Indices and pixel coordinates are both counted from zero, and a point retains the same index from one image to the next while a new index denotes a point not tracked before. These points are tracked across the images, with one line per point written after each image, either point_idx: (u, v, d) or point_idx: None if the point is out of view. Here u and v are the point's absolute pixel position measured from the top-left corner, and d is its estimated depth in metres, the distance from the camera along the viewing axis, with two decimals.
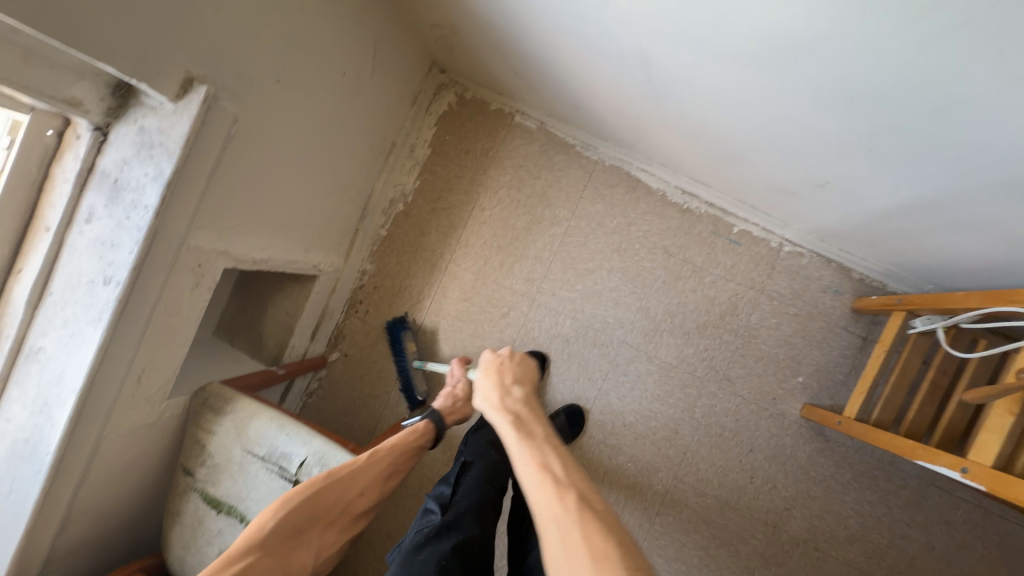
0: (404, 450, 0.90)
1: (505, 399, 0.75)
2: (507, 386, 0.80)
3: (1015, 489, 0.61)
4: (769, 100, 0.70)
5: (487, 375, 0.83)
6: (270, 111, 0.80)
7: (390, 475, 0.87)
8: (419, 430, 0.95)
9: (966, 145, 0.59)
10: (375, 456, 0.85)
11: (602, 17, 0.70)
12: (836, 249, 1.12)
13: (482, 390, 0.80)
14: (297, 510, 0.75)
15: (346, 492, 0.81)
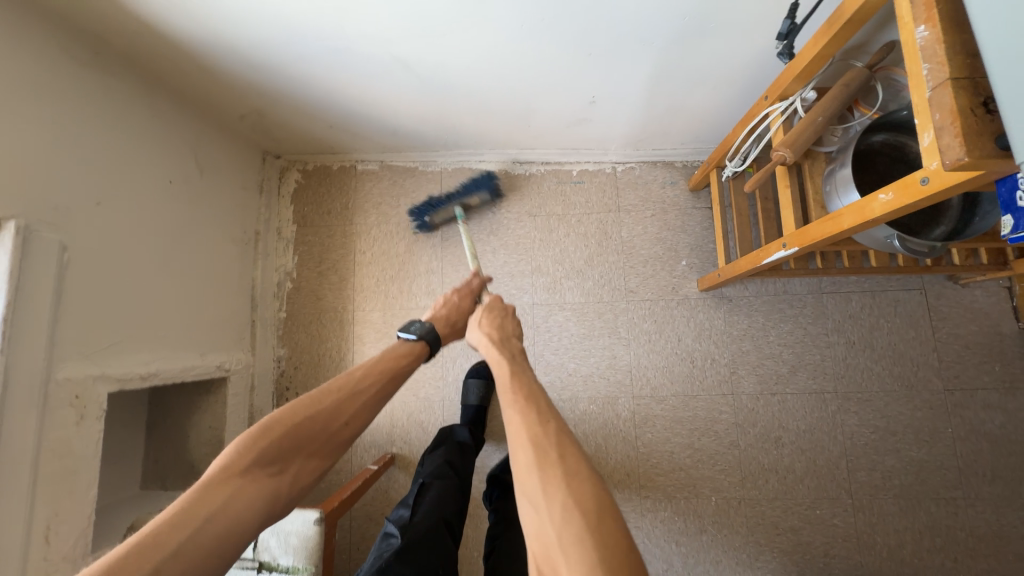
0: (393, 363, 0.76)
1: (502, 341, 0.75)
2: (507, 332, 0.78)
3: (810, 234, 0.75)
4: (502, 49, 0.86)
5: (490, 317, 0.81)
6: (104, 231, 0.85)
7: (382, 394, 0.74)
8: (413, 347, 0.80)
9: (636, 15, 0.77)
10: (360, 376, 0.72)
11: (348, 41, 0.84)
12: (652, 151, 1.32)
13: (479, 325, 0.80)
14: (278, 435, 0.63)
15: (334, 413, 0.68)
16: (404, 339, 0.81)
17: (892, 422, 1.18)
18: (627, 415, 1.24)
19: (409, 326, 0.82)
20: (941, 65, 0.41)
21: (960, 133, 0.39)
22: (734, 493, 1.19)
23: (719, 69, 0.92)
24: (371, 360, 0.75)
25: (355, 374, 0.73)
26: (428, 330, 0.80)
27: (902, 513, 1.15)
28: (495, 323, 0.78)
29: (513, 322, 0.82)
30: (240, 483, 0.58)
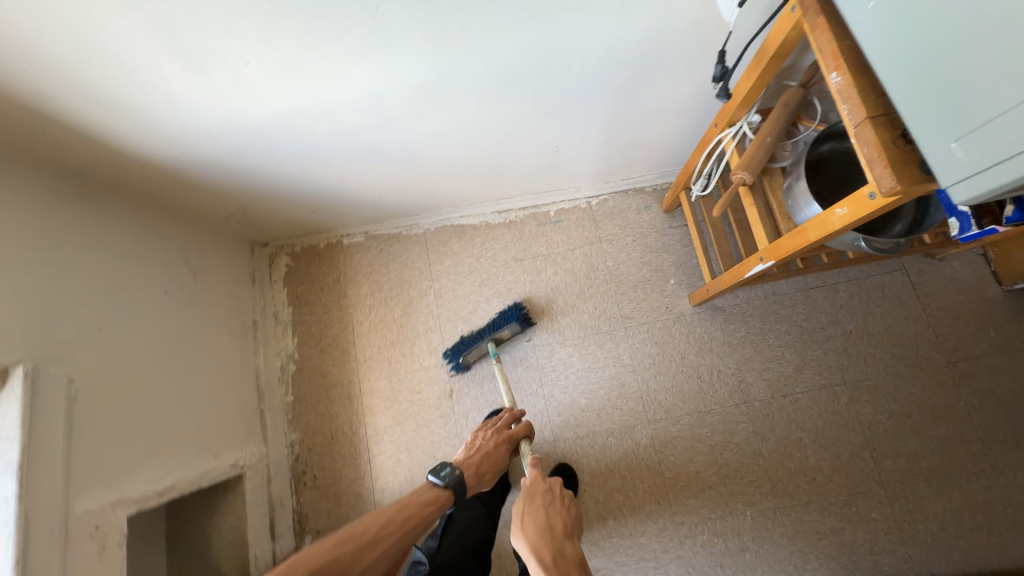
0: (416, 510, 0.88)
1: (556, 559, 0.72)
2: (558, 536, 0.77)
3: (783, 247, 0.79)
4: (464, 122, 0.92)
5: (534, 510, 0.80)
6: (107, 355, 0.87)
7: (397, 541, 0.84)
8: (439, 495, 0.92)
9: (582, 78, 0.83)
10: (382, 525, 0.84)
11: (320, 140, 0.89)
12: (622, 181, 1.38)
13: (526, 528, 0.77)
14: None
15: (353, 562, 0.79)
16: (433, 485, 0.94)
17: (906, 404, 1.19)
18: (647, 441, 1.24)
19: (438, 472, 0.95)
20: (858, 105, 0.48)
21: (887, 165, 0.46)
22: (767, 504, 1.17)
23: (669, 105, 0.98)
24: (397, 506, 0.87)
25: (379, 520, 0.84)
26: (458, 479, 0.93)
27: (937, 495, 1.14)
28: (542, 524, 0.77)
29: (570, 514, 0.83)
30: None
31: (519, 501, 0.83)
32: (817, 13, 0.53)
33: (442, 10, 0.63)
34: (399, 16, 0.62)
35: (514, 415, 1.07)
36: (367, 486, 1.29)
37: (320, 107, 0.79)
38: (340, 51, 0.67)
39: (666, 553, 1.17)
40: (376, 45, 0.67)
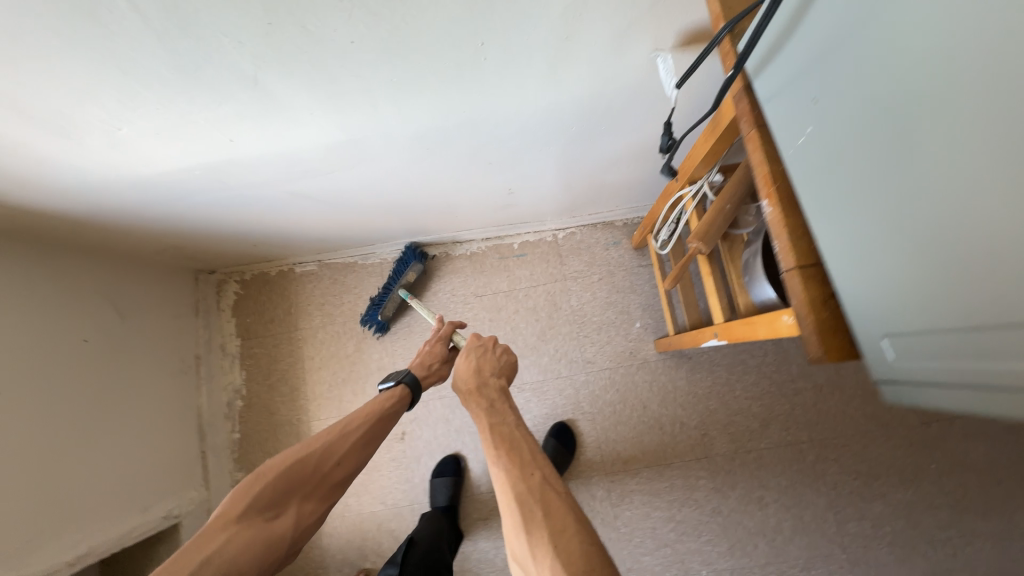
0: (378, 415, 0.78)
1: (481, 389, 0.70)
2: (485, 373, 0.73)
3: (734, 331, 0.72)
4: (399, 172, 0.83)
5: (471, 361, 0.74)
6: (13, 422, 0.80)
7: (372, 440, 0.78)
8: (394, 394, 0.81)
9: (522, 133, 0.75)
10: (350, 421, 0.76)
11: (239, 191, 0.81)
12: (589, 215, 1.29)
13: (462, 374, 0.73)
14: (273, 478, 0.68)
15: (325, 455, 0.73)
16: (383, 389, 0.82)
17: (875, 465, 1.13)
18: (603, 494, 1.19)
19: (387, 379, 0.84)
20: (787, 249, 0.43)
21: (813, 330, 0.41)
22: (725, 564, 1.13)
23: (627, 155, 0.89)
24: (361, 407, 0.78)
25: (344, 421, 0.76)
26: (410, 375, 0.82)
27: (899, 563, 1.09)
28: (474, 367, 0.73)
29: (502, 361, 0.77)
30: (234, 530, 0.63)
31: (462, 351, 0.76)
32: (750, 122, 0.45)
33: (338, 77, 0.54)
34: (284, 82, 0.53)
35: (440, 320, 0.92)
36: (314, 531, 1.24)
37: (225, 165, 0.70)
38: (225, 116, 0.58)
39: None
40: (265, 109, 0.58)
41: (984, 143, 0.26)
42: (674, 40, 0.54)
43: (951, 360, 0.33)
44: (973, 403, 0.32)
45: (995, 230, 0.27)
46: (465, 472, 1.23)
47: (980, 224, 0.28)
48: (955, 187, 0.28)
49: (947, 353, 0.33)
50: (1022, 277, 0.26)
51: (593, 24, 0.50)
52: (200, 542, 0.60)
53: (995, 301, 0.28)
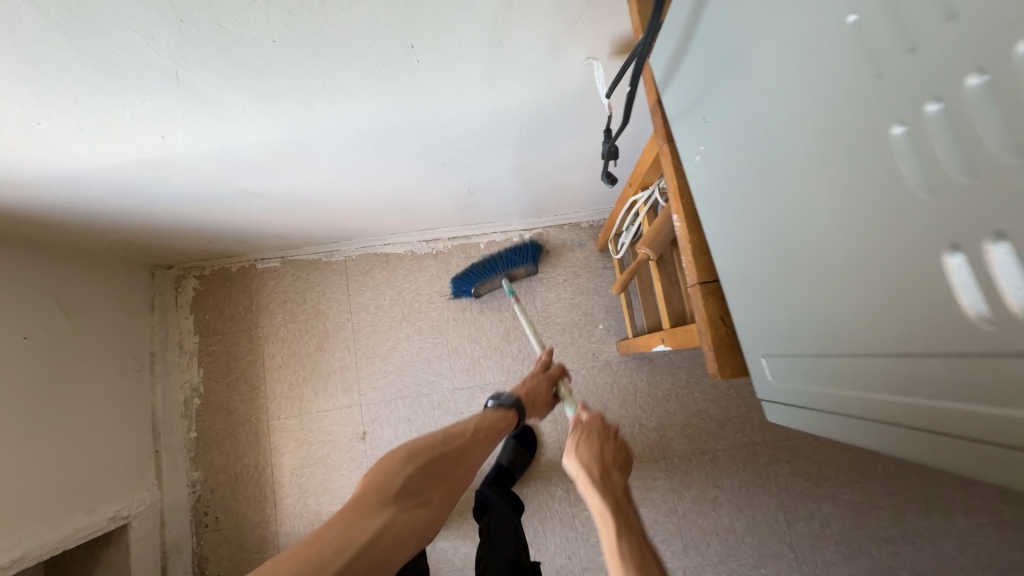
0: (496, 424, 0.82)
1: (603, 478, 0.65)
2: (607, 462, 0.68)
3: (677, 338, 0.73)
4: (350, 170, 0.82)
5: (590, 440, 0.70)
6: None
7: (491, 442, 0.81)
8: (504, 416, 0.82)
9: (471, 135, 0.74)
10: (478, 427, 0.80)
11: (182, 187, 0.79)
12: (555, 216, 1.29)
13: (579, 452, 0.68)
14: (416, 466, 0.71)
15: (460, 458, 0.76)
16: (493, 406, 0.84)
17: (824, 466, 1.17)
18: (562, 494, 1.20)
19: (499, 394, 0.85)
20: (693, 265, 0.46)
21: (711, 347, 0.46)
22: (678, 563, 1.15)
23: (582, 159, 0.88)
24: (478, 417, 0.82)
25: (473, 422, 0.81)
26: (518, 400, 0.82)
27: (844, 561, 1.13)
28: (596, 452, 0.68)
29: (617, 449, 0.71)
30: (392, 513, 0.64)
31: (580, 422, 0.73)
32: (665, 138, 0.47)
33: (268, 76, 0.52)
34: (209, 79, 0.51)
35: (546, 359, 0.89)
36: (270, 532, 1.22)
37: (162, 161, 0.68)
38: (152, 112, 0.56)
39: None
40: (195, 105, 0.56)
41: (826, 185, 0.29)
42: (609, 48, 0.54)
43: (805, 379, 0.36)
44: (822, 417, 0.36)
45: (832, 267, 0.30)
46: None
47: (820, 262, 0.31)
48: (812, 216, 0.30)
49: (802, 371, 0.36)
50: (851, 309, 0.30)
51: (523, 30, 0.50)
52: (349, 526, 0.59)
53: (832, 328, 0.32)
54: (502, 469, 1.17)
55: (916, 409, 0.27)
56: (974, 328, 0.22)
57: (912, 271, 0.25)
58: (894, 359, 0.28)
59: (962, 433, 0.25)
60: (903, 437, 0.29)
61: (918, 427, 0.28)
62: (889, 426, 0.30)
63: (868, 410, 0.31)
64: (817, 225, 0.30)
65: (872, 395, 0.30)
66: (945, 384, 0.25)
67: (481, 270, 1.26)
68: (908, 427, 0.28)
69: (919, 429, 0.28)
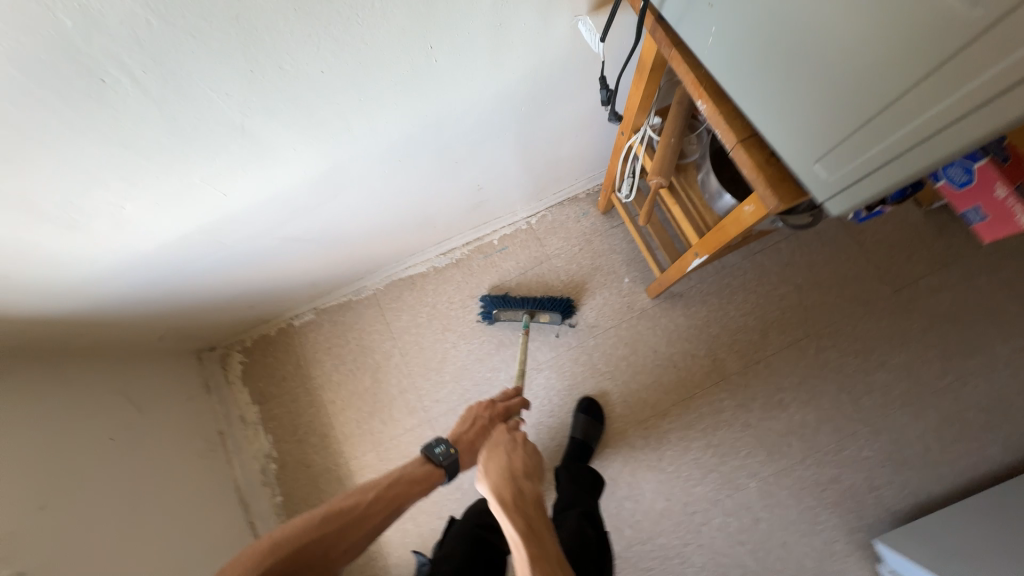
0: (406, 487, 0.81)
1: (518, 500, 0.69)
2: (517, 479, 0.72)
3: (711, 241, 0.81)
4: (376, 190, 0.89)
5: (495, 456, 0.76)
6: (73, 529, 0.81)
7: (390, 511, 0.78)
8: (432, 472, 0.85)
9: (477, 125, 0.82)
10: (375, 501, 0.77)
11: (234, 249, 0.85)
12: (554, 195, 1.38)
13: (485, 471, 0.73)
14: (298, 550, 0.69)
15: (345, 536, 0.73)
16: (423, 458, 0.86)
17: (867, 341, 1.24)
18: (642, 442, 1.25)
19: (433, 449, 0.86)
20: (728, 130, 0.58)
21: (768, 184, 0.55)
22: (768, 471, 1.20)
23: (573, 124, 0.98)
24: (393, 479, 0.80)
25: (368, 495, 0.77)
26: (455, 455, 0.85)
27: (914, 418, 1.19)
28: (501, 466, 0.74)
29: (529, 460, 0.77)
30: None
31: (490, 442, 0.80)
32: (671, 48, 0.60)
33: (313, 110, 0.61)
34: (269, 123, 0.59)
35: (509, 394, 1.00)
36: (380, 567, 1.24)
37: (221, 223, 0.75)
38: (219, 170, 0.63)
39: (686, 546, 1.18)
40: (255, 154, 0.63)
41: (814, 21, 0.42)
42: (587, 7, 0.65)
43: (864, 150, 0.46)
44: (892, 168, 0.45)
45: (842, 70, 0.43)
46: None
47: (831, 76, 0.44)
48: (812, 47, 0.44)
49: (859, 146, 0.46)
50: (856, 107, 0.44)
51: (519, 7, 0.60)
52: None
53: (874, 91, 0.42)
54: (580, 443, 1.19)
55: (965, 98, 0.37)
56: (968, 16, 0.34)
57: (920, 5, 0.36)
58: (897, 115, 0.41)
59: (1001, 92, 0.36)
60: (962, 131, 0.39)
61: (960, 119, 0.39)
62: (949, 129, 0.40)
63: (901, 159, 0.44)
64: (819, 48, 0.43)
65: (924, 117, 0.40)
66: (961, 78, 0.37)
67: (512, 299, 1.28)
68: (967, 114, 0.38)
69: (965, 118, 0.38)
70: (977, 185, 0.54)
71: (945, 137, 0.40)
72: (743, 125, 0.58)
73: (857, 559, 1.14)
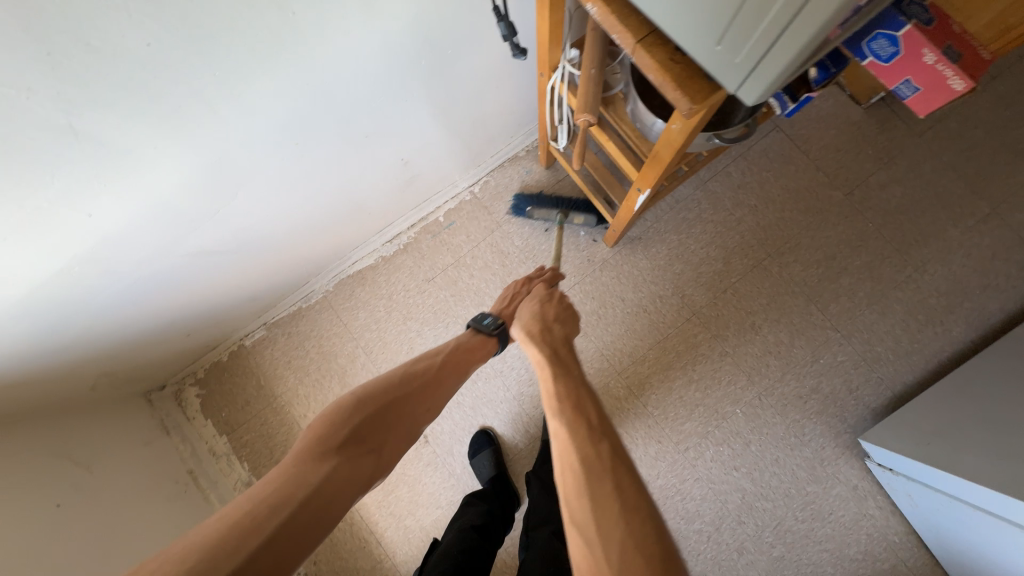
0: (463, 354, 0.79)
1: (544, 333, 0.78)
2: (549, 320, 0.80)
3: (649, 174, 0.76)
4: (285, 180, 0.80)
5: (534, 304, 0.83)
6: None
7: (457, 375, 0.77)
8: (486, 339, 0.82)
9: (378, 86, 0.74)
10: (438, 363, 0.75)
11: (135, 274, 0.76)
12: (493, 158, 1.30)
13: (524, 316, 0.82)
14: (372, 410, 0.65)
15: (419, 388, 0.71)
16: (472, 330, 0.83)
17: (827, 248, 1.24)
18: (626, 392, 1.23)
19: (480, 321, 0.83)
20: (627, 34, 0.52)
21: (676, 87, 0.50)
22: (751, 394, 1.21)
23: (488, 72, 0.90)
24: (446, 345, 0.78)
25: (437, 359, 0.76)
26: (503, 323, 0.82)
27: (881, 315, 1.21)
28: (536, 309, 0.82)
29: (563, 310, 0.84)
30: (337, 460, 0.58)
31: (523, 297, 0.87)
32: None
33: (160, 93, 0.51)
34: (107, 121, 0.50)
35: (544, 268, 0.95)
36: (388, 567, 1.21)
37: (103, 246, 0.66)
38: (71, 184, 0.54)
39: (684, 482, 1.19)
40: (108, 158, 0.54)
41: None
42: None
43: (757, 25, 0.40)
44: (787, 43, 0.39)
45: None
46: (499, 439, 1.25)
47: None
48: None
49: (754, 17, 0.40)
50: None
51: None
52: (304, 472, 0.55)
53: None
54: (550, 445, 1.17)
55: None
56: None
57: None
58: None
59: None
60: None
61: None
62: None
63: (787, 28, 0.38)
64: None
65: None
66: None
67: (546, 197, 1.26)
68: None
69: None
70: (906, 55, 0.49)
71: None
72: (644, 25, 0.52)
73: (846, 459, 1.17)
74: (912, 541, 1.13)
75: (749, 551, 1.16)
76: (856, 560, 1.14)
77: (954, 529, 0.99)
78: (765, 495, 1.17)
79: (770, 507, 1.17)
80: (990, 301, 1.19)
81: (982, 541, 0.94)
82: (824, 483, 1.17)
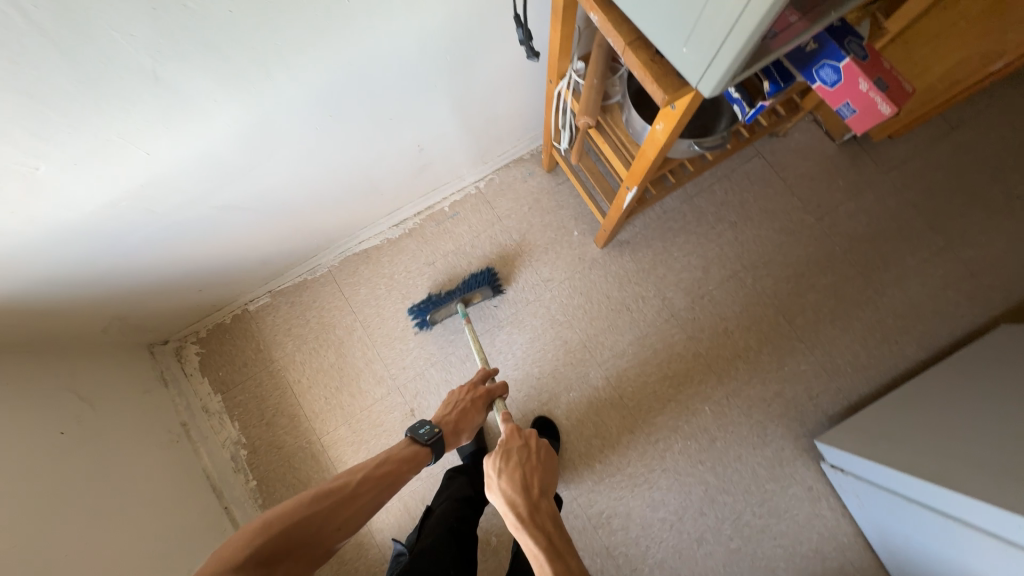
0: (391, 465, 0.80)
1: (532, 514, 0.69)
2: (535, 494, 0.72)
3: (636, 171, 0.86)
4: (313, 149, 0.89)
5: (512, 468, 0.75)
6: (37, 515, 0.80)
7: (381, 490, 0.77)
8: (418, 450, 0.85)
9: (407, 74, 0.84)
10: (364, 478, 0.75)
11: (168, 218, 0.84)
12: (500, 157, 1.41)
13: (502, 492, 0.72)
14: (282, 529, 0.63)
15: (337, 510, 0.69)
16: (410, 440, 0.86)
17: (798, 266, 1.35)
18: (605, 383, 1.31)
19: (416, 430, 0.87)
20: (619, 37, 0.63)
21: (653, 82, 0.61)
22: (720, 394, 1.30)
23: (504, 73, 1.01)
24: (379, 460, 0.79)
25: (359, 473, 0.76)
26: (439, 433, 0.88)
27: (843, 331, 1.31)
28: (518, 480, 0.73)
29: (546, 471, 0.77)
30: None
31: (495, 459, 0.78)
32: None
33: (227, 52, 0.61)
34: (182, 70, 0.60)
35: (487, 372, 1.05)
36: (364, 534, 1.25)
37: (145, 185, 0.73)
38: (136, 124, 0.63)
39: (652, 472, 1.26)
40: (172, 105, 0.63)
41: None
42: None
43: (709, 34, 0.51)
44: (726, 53, 0.51)
45: None
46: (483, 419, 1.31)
47: None
48: None
49: (703, 32, 0.52)
50: None
51: None
52: None
53: None
54: None
55: None
56: None
57: None
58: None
59: None
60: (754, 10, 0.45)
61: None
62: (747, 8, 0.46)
63: (726, 40, 0.50)
64: None
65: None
66: None
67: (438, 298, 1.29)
68: None
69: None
70: (846, 82, 0.61)
71: (746, 17, 0.46)
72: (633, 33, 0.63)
73: (803, 461, 1.26)
74: (860, 543, 1.21)
75: (708, 541, 1.22)
76: (807, 557, 1.21)
77: (894, 528, 1.08)
78: (727, 489, 1.25)
79: (730, 501, 1.24)
80: (941, 327, 1.30)
81: (917, 536, 1.02)
82: (782, 482, 1.25)
